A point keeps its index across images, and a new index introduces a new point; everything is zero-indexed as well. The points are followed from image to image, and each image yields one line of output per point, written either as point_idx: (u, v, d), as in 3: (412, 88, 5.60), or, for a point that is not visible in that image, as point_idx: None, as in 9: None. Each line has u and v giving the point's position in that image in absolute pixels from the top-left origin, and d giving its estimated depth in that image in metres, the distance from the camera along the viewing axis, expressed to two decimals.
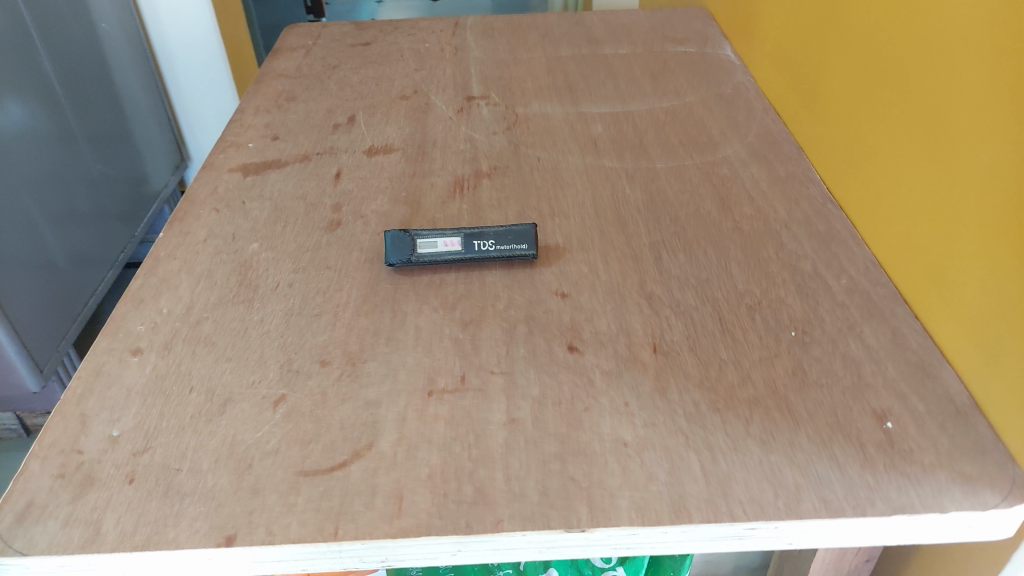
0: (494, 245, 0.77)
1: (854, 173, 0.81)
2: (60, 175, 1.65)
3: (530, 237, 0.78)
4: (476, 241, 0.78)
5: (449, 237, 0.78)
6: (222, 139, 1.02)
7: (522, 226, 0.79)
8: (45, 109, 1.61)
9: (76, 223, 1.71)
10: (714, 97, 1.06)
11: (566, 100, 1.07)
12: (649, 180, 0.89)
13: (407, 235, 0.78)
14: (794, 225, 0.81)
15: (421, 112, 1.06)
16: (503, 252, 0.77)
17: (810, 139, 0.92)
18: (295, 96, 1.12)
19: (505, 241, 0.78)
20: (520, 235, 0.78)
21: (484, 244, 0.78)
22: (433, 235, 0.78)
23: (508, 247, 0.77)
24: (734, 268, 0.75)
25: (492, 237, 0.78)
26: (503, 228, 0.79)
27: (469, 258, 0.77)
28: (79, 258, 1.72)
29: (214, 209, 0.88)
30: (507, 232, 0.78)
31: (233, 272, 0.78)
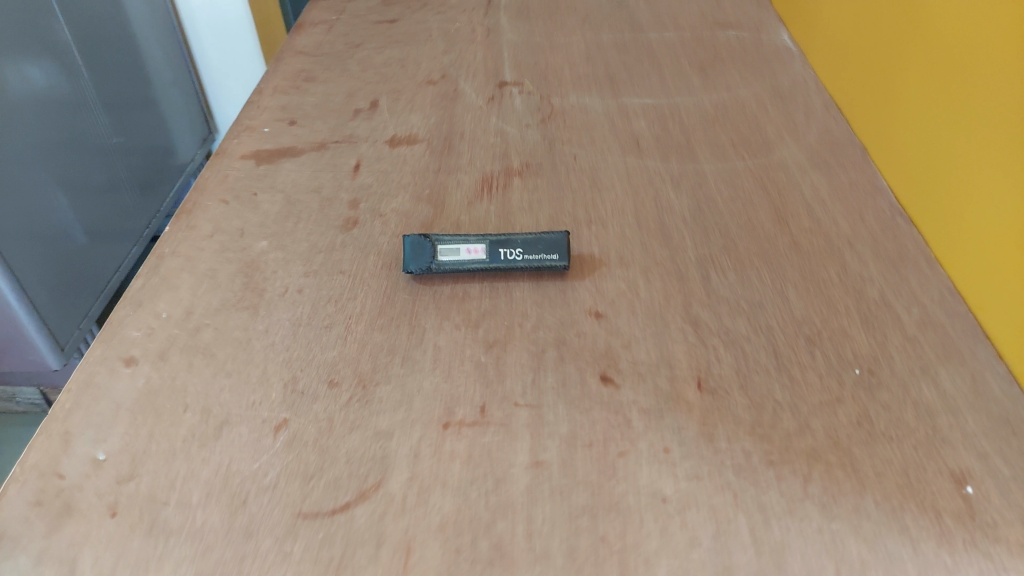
0: (523, 255, 0.70)
1: (924, 186, 0.72)
2: (79, 146, 1.59)
3: (563, 248, 0.70)
4: (502, 249, 0.70)
5: (472, 244, 0.71)
6: (236, 123, 0.95)
7: (554, 234, 0.71)
8: (63, 74, 1.54)
9: (94, 194, 1.65)
10: (769, 92, 0.97)
11: (606, 91, 0.99)
12: (696, 186, 0.81)
13: (427, 242, 0.71)
14: (859, 243, 0.73)
15: (448, 99, 0.99)
16: (533, 263, 0.70)
17: (876, 144, 0.83)
18: (315, 77, 1.05)
19: (535, 250, 0.70)
20: (551, 245, 0.70)
21: (511, 253, 0.70)
22: (456, 240, 0.71)
23: (538, 258, 0.70)
24: (791, 293, 0.67)
25: (521, 245, 0.70)
26: (532, 234, 0.71)
27: (495, 268, 0.70)
28: (96, 231, 1.66)
29: (222, 201, 0.82)
30: (537, 240, 0.71)
31: (238, 274, 0.72)
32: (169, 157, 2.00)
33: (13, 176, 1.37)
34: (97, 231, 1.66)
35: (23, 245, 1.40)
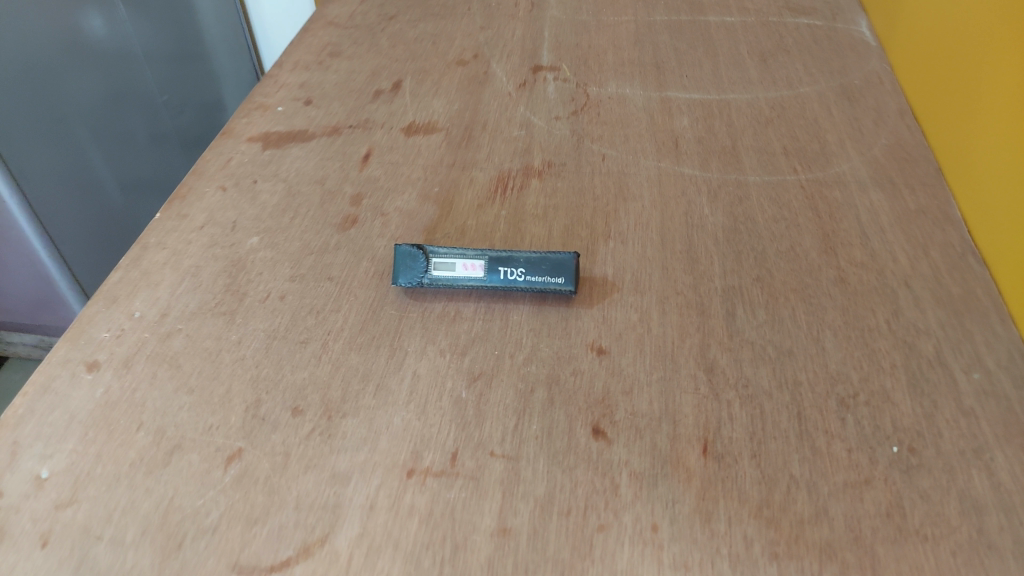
0: (525, 276, 0.62)
1: (1004, 224, 0.61)
2: (131, 100, 1.57)
3: (570, 269, 0.62)
4: (503, 267, 0.63)
5: (470, 260, 0.63)
6: (250, 100, 0.90)
7: (562, 253, 0.63)
8: (114, 24, 1.48)
9: (138, 148, 1.61)
10: (835, 92, 0.85)
11: (650, 80, 0.89)
12: (736, 201, 0.72)
13: (421, 256, 0.64)
14: (917, 283, 0.63)
15: (477, 82, 0.91)
16: (535, 284, 0.62)
17: (954, 164, 0.71)
18: (341, 52, 0.99)
19: (539, 271, 0.62)
20: (557, 265, 0.62)
21: (513, 272, 0.63)
22: (452, 254, 0.64)
23: (542, 279, 0.62)
24: (829, 341, 0.58)
25: (524, 264, 0.63)
26: (538, 251, 0.63)
27: (493, 287, 0.63)
28: (139, 186, 1.62)
29: (220, 187, 0.77)
30: (542, 259, 0.63)
31: (222, 273, 0.67)
32: (212, 114, 1.97)
33: (61, 132, 1.33)
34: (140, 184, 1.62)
35: (64, 200, 1.36)
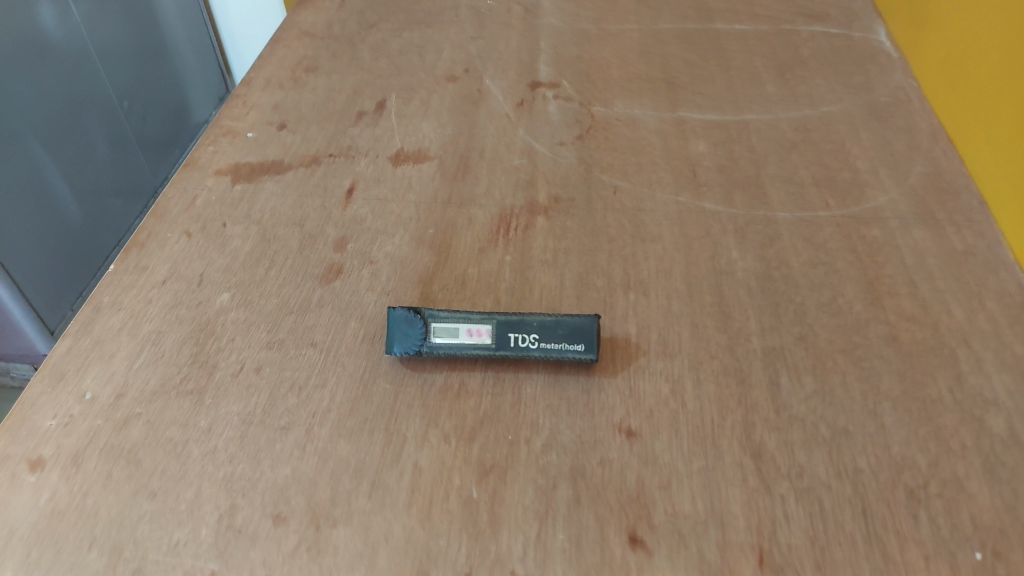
0: (539, 343, 0.54)
1: None
2: (90, 105, 1.45)
3: (590, 334, 0.55)
4: (513, 333, 0.55)
5: (475, 324, 0.56)
6: (217, 124, 0.80)
7: (581, 316, 0.55)
8: (65, 23, 1.35)
9: (98, 158, 1.48)
10: (863, 110, 0.78)
11: (661, 99, 0.82)
12: (767, 241, 0.64)
13: (419, 321, 0.56)
14: (978, 340, 0.56)
15: (470, 101, 0.83)
16: (551, 353, 0.54)
17: (1001, 196, 0.64)
18: (317, 67, 0.89)
19: (555, 337, 0.55)
20: (576, 331, 0.55)
21: (525, 339, 0.55)
22: (455, 318, 0.56)
23: (558, 346, 0.54)
24: (887, 417, 0.51)
25: (537, 329, 0.55)
26: (552, 314, 0.56)
27: (502, 356, 0.55)
28: (100, 198, 1.49)
29: (185, 233, 0.68)
30: (558, 323, 0.55)
31: (187, 341, 0.59)
32: (180, 116, 1.83)
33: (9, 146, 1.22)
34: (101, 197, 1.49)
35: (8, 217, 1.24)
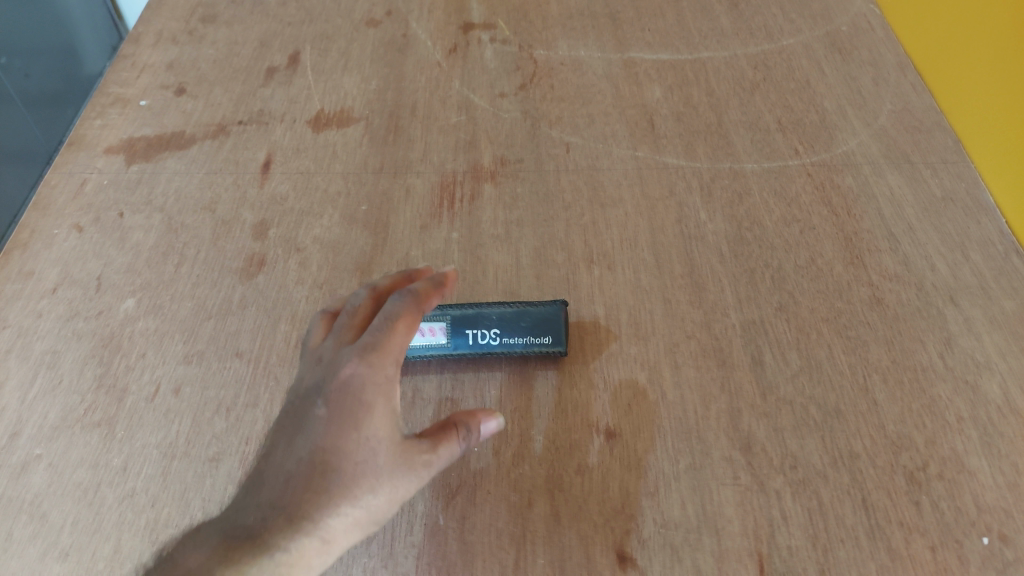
0: (500, 339, 0.49)
1: None
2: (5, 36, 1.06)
3: (557, 324, 0.49)
4: (471, 329, 0.49)
5: (426, 322, 0.49)
6: (103, 91, 0.70)
7: (547, 303, 0.49)
8: None
9: None
10: (824, 44, 0.72)
11: (607, 38, 0.74)
12: (737, 199, 0.59)
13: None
14: (965, 299, 0.52)
15: (396, 49, 0.73)
16: (515, 349, 0.49)
17: (978, 137, 0.61)
18: (215, 16, 0.78)
19: (519, 331, 0.49)
20: (541, 321, 0.49)
21: (485, 334, 0.49)
22: None
23: (523, 340, 0.49)
24: (879, 392, 0.48)
25: (497, 323, 0.49)
26: (512, 303, 0.50)
27: (461, 356, 0.49)
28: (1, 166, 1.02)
29: (75, 226, 0.59)
30: (520, 314, 0.49)
31: (89, 361, 0.51)
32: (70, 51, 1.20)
33: None
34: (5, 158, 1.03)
35: None
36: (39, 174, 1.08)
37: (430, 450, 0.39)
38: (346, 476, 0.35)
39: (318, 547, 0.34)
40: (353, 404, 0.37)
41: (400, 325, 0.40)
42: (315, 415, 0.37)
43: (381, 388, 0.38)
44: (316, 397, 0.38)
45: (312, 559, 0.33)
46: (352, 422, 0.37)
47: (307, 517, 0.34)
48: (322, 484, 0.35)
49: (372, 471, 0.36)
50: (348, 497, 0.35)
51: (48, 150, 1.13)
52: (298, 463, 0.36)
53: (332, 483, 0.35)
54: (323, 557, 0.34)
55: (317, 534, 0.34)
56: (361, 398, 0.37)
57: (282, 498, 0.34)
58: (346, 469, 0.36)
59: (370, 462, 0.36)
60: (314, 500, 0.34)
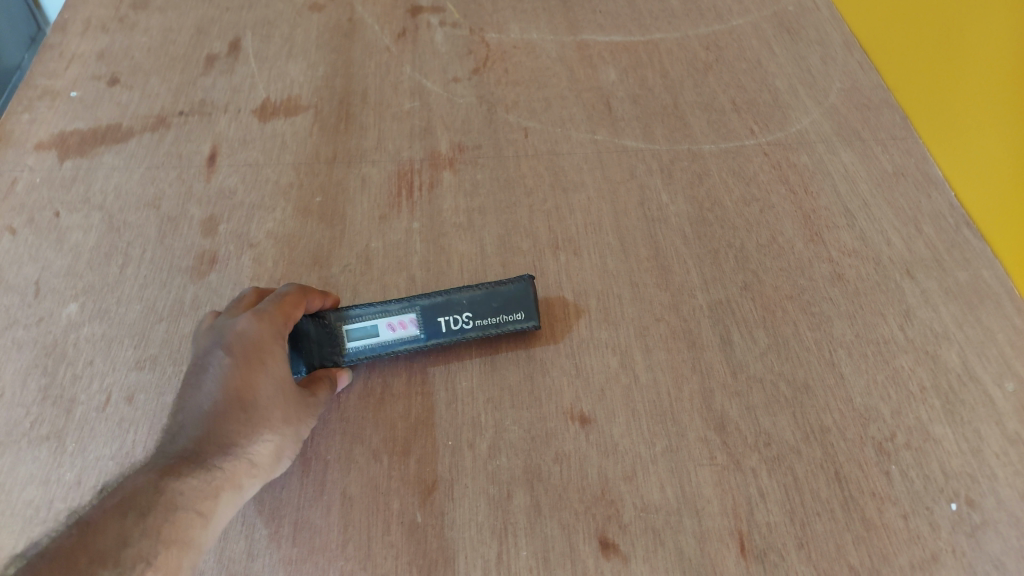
0: (474, 323, 0.48)
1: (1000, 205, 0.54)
2: None
3: (528, 301, 0.48)
4: (443, 317, 0.48)
5: (395, 316, 0.47)
6: (28, 83, 0.66)
7: (516, 282, 0.48)
8: None
9: None
10: (773, 23, 0.73)
11: (559, 20, 0.73)
12: (697, 180, 0.59)
13: (327, 323, 0.47)
14: (920, 271, 0.54)
15: (343, 34, 0.71)
16: (490, 330, 0.48)
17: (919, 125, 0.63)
18: (147, 1, 0.74)
19: (491, 312, 0.48)
20: (511, 299, 0.48)
21: (457, 320, 0.48)
22: (372, 313, 0.47)
23: (496, 321, 0.48)
24: (845, 365, 0.49)
25: (468, 307, 0.48)
26: (481, 284, 0.48)
27: (435, 345, 0.48)
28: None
29: (7, 228, 0.55)
30: (490, 294, 0.48)
31: (31, 372, 0.48)
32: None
33: None
34: None
35: None
36: None
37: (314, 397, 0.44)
38: (260, 409, 0.41)
39: (247, 468, 0.40)
40: (256, 348, 0.41)
41: (289, 294, 0.44)
42: (219, 361, 0.41)
43: (278, 336, 0.43)
44: (217, 345, 0.42)
45: (243, 476, 0.40)
46: (258, 367, 0.41)
47: (233, 443, 0.40)
48: (242, 416, 0.40)
49: (277, 414, 0.42)
50: (265, 426, 0.41)
51: None
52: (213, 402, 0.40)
53: (251, 415, 0.40)
54: (251, 476, 0.41)
55: (245, 457, 0.40)
56: (258, 343, 0.42)
57: (207, 429, 0.40)
58: (260, 404, 0.41)
59: (277, 398, 0.42)
60: (238, 429, 0.40)
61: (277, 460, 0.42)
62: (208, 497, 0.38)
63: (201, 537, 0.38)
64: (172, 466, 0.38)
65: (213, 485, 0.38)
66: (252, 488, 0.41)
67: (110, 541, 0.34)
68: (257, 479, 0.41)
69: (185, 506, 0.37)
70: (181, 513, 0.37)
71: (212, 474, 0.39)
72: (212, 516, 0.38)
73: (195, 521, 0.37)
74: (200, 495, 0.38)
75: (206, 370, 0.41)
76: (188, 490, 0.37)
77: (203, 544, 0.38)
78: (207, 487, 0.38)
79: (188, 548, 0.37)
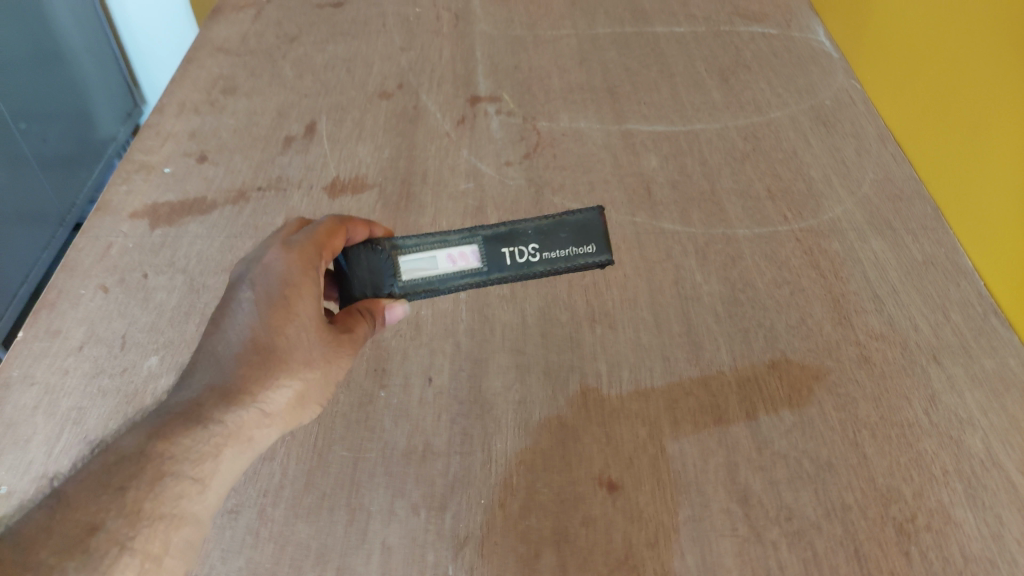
0: (540, 255, 0.52)
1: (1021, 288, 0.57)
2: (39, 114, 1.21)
3: (598, 233, 0.52)
4: (508, 249, 0.52)
5: (455, 248, 0.51)
6: (129, 159, 0.74)
7: (583, 212, 0.52)
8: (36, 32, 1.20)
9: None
10: (810, 116, 0.77)
11: (606, 110, 0.79)
12: (730, 262, 0.63)
13: (380, 250, 0.51)
14: (947, 358, 0.55)
15: (407, 120, 0.78)
16: (558, 263, 0.52)
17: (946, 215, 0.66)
18: (235, 87, 0.83)
19: (558, 243, 0.52)
20: (581, 230, 0.52)
21: (523, 252, 0.52)
22: (432, 245, 0.51)
23: (564, 254, 0.52)
24: (868, 446, 0.50)
25: (534, 239, 0.52)
26: (548, 216, 0.53)
27: (496, 278, 0.52)
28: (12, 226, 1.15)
29: (101, 286, 0.62)
30: (558, 225, 0.52)
31: (114, 417, 0.53)
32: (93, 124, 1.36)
33: None
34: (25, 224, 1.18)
35: None
36: (60, 244, 1.23)
37: (348, 331, 0.49)
38: (279, 349, 0.45)
39: (257, 417, 0.44)
40: (282, 295, 0.46)
41: (325, 225, 0.49)
42: (244, 299, 0.46)
43: (309, 268, 0.47)
44: (247, 280, 0.47)
45: (250, 427, 0.44)
46: (282, 311, 0.46)
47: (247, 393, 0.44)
48: (257, 361, 0.44)
49: (302, 356, 0.46)
50: (282, 370, 0.45)
51: (63, 211, 1.27)
52: (234, 343, 0.45)
53: (266, 359, 0.45)
54: (263, 423, 0.45)
55: (256, 406, 0.44)
56: (283, 285, 0.46)
57: (224, 380, 0.44)
58: (278, 345, 0.45)
59: (300, 336, 0.46)
60: (252, 376, 0.44)
61: (291, 411, 0.46)
62: (206, 459, 0.42)
63: (195, 506, 0.41)
64: (169, 426, 0.42)
65: (213, 444, 0.42)
66: (262, 438, 0.45)
67: (81, 523, 0.37)
68: (269, 428, 0.45)
69: (178, 473, 0.41)
70: (173, 480, 0.41)
71: (209, 435, 0.42)
72: (205, 479, 0.42)
73: (190, 487, 0.41)
74: (195, 459, 0.42)
75: (234, 307, 0.46)
76: (182, 456, 0.41)
77: (200, 511, 0.42)
78: (204, 448, 0.42)
79: (182, 517, 0.41)
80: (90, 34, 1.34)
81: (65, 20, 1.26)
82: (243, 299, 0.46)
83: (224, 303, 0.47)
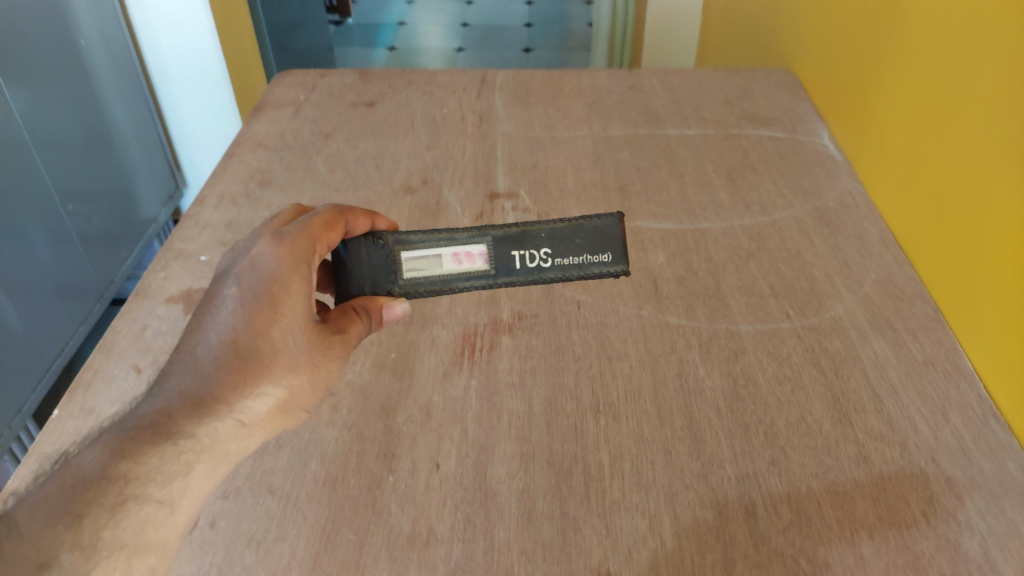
0: (551, 258, 0.63)
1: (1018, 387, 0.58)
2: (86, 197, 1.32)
3: (615, 245, 0.64)
4: (517, 252, 0.63)
5: (461, 251, 0.63)
6: (169, 246, 0.79)
7: (605, 218, 0.63)
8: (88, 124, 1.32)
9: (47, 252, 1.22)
10: (814, 217, 0.80)
11: (617, 208, 0.82)
12: (733, 357, 0.65)
13: (382, 247, 0.62)
14: (946, 459, 0.56)
15: (428, 213, 0.82)
16: (569, 270, 0.63)
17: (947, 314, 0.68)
18: (271, 180, 0.89)
19: (574, 246, 0.63)
20: (595, 241, 0.63)
21: (534, 256, 0.63)
22: (438, 243, 0.62)
23: (579, 262, 0.63)
24: (865, 545, 0.51)
25: (546, 243, 0.63)
26: (564, 223, 0.63)
27: (503, 279, 0.63)
28: (53, 299, 1.24)
29: (134, 367, 0.66)
30: (573, 232, 0.63)
31: None
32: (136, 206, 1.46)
33: None
34: (65, 301, 1.27)
35: None
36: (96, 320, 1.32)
37: (342, 329, 0.57)
38: (255, 360, 0.52)
39: (230, 426, 0.51)
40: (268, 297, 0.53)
41: (323, 215, 0.58)
42: (229, 294, 0.54)
43: (299, 263, 0.55)
44: (235, 275, 0.54)
45: (219, 440, 0.50)
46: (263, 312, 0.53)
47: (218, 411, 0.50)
48: (234, 369, 0.51)
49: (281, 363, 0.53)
50: (261, 380, 0.52)
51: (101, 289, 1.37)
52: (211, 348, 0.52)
53: (240, 373, 0.51)
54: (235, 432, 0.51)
55: (227, 418, 0.51)
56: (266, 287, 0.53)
57: (199, 396, 0.50)
58: (258, 352, 0.52)
59: (284, 340, 0.53)
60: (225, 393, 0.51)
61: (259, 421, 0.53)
62: (174, 476, 0.48)
63: (161, 531, 0.47)
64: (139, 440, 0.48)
65: (180, 460, 0.48)
66: (230, 447, 0.51)
67: (35, 558, 0.43)
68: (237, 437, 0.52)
69: (144, 495, 0.47)
70: (136, 503, 0.46)
71: (176, 452, 0.48)
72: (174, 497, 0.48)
73: (155, 509, 0.47)
74: (160, 480, 0.47)
75: (220, 303, 0.54)
76: (147, 477, 0.47)
77: (165, 532, 0.47)
78: (171, 466, 0.48)
79: (148, 544, 0.46)
80: (140, 123, 1.47)
81: (116, 108, 1.39)
82: (227, 292, 0.54)
83: (210, 296, 0.54)
